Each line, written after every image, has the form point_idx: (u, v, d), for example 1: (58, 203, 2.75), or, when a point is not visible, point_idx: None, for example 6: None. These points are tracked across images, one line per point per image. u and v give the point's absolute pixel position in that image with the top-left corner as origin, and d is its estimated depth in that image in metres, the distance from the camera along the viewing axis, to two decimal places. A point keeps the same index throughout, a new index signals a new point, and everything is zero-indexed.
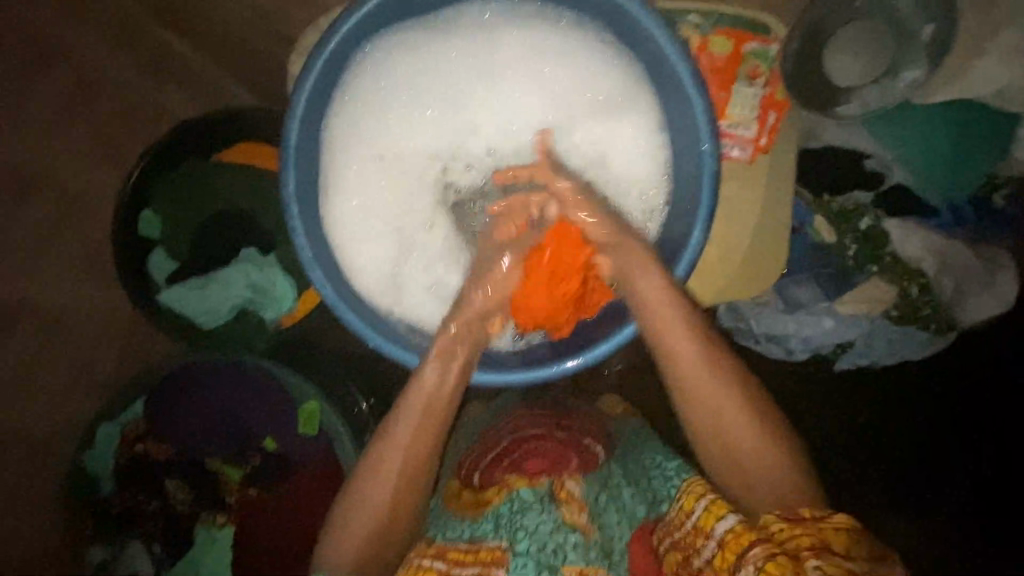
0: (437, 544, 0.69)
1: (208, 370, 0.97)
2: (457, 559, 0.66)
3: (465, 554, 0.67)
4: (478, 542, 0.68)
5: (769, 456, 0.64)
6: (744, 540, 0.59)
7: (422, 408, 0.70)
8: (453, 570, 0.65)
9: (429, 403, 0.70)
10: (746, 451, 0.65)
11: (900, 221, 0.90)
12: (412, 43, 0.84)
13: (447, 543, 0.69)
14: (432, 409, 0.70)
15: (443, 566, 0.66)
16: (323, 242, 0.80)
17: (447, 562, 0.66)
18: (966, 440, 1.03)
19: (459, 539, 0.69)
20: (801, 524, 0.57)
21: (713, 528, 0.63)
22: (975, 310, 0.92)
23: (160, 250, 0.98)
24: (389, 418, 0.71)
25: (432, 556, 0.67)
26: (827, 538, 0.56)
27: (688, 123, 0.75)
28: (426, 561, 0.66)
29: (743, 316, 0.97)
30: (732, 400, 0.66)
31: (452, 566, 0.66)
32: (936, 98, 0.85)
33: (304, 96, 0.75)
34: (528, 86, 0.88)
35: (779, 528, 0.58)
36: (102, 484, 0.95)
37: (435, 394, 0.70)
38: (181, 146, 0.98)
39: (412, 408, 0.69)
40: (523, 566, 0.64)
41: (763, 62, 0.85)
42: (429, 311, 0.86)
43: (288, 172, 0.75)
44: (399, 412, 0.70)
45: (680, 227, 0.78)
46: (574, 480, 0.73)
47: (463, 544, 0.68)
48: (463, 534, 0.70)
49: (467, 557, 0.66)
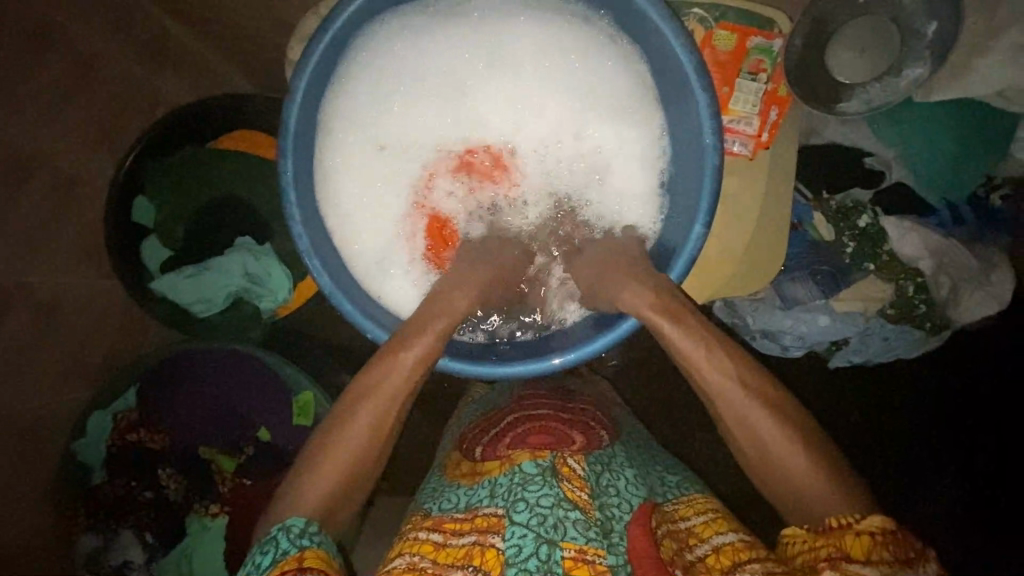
0: (434, 515, 0.71)
1: (201, 360, 0.97)
2: (452, 530, 0.68)
3: (462, 524, 0.68)
4: (474, 510, 0.69)
5: (818, 479, 0.62)
6: (742, 555, 0.62)
7: (404, 373, 0.68)
8: (450, 540, 0.67)
9: (417, 364, 0.69)
10: (792, 474, 0.63)
11: (898, 219, 0.90)
12: (415, 31, 0.83)
13: (443, 514, 0.71)
14: (408, 377, 0.69)
15: (440, 537, 0.68)
16: (319, 230, 0.79)
17: (444, 533, 0.68)
18: (958, 439, 1.04)
19: (456, 510, 0.70)
20: (824, 535, 0.58)
21: (710, 537, 0.67)
22: (972, 309, 0.92)
23: (153, 237, 0.97)
24: (362, 380, 0.69)
25: (428, 529, 0.69)
26: (847, 548, 0.55)
27: (692, 117, 0.75)
28: (422, 535, 0.68)
29: (739, 313, 0.98)
30: (772, 425, 0.65)
31: (449, 536, 0.67)
32: (936, 97, 0.84)
33: (304, 79, 0.73)
34: (530, 76, 0.87)
35: (802, 540, 0.59)
36: (93, 474, 0.93)
37: (423, 358, 0.70)
38: (171, 132, 0.96)
39: (390, 373, 0.68)
40: (520, 537, 0.63)
41: (767, 57, 0.85)
42: (414, 295, 0.86)
43: (286, 159, 0.74)
44: (386, 366, 0.69)
45: (684, 220, 0.78)
46: (577, 458, 0.72)
47: (459, 514, 0.70)
48: (459, 504, 0.71)
49: (464, 527, 0.68)
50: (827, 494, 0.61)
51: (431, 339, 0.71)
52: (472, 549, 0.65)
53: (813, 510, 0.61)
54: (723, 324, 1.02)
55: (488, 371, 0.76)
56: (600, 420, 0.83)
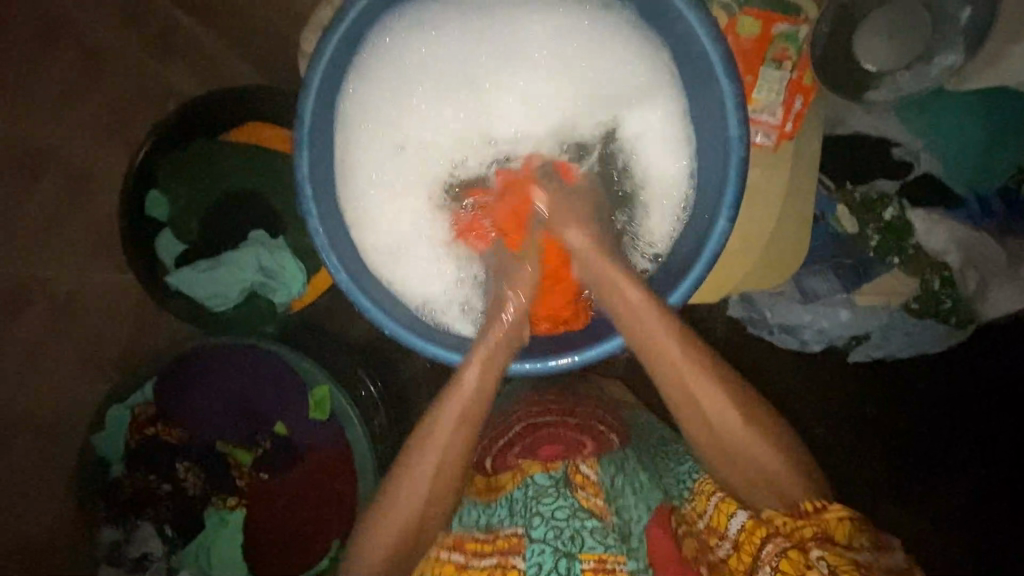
0: (454, 533, 0.70)
1: (216, 354, 0.97)
2: (474, 549, 0.68)
3: (483, 544, 0.68)
4: (495, 530, 0.69)
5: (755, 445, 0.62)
6: (758, 538, 0.59)
7: (461, 404, 0.67)
8: (471, 561, 0.67)
9: (467, 406, 0.67)
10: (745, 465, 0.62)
11: (926, 212, 0.86)
12: (431, 21, 0.82)
13: (463, 533, 0.70)
14: (467, 411, 0.67)
15: (461, 558, 0.67)
16: (334, 225, 0.78)
17: (465, 554, 0.68)
18: (986, 437, 1.01)
19: (474, 528, 0.70)
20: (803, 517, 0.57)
21: (726, 528, 0.63)
22: (1000, 304, 0.88)
23: (167, 231, 0.97)
24: (427, 415, 0.68)
25: (450, 547, 0.68)
26: (830, 530, 0.56)
27: (716, 107, 0.73)
28: (444, 555, 0.68)
29: (756, 306, 0.96)
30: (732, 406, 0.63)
31: (471, 557, 0.67)
32: (967, 86, 0.84)
33: (322, 67, 0.72)
34: (542, 65, 0.85)
35: (784, 521, 0.58)
36: (111, 468, 0.95)
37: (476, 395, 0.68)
38: (180, 128, 0.96)
39: (451, 408, 0.67)
40: (540, 553, 0.66)
41: (792, 45, 0.82)
42: (430, 288, 0.85)
43: (302, 152, 0.72)
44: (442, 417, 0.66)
45: (706, 214, 0.76)
46: (589, 464, 0.75)
47: (479, 534, 0.69)
48: (478, 520, 0.72)
49: (485, 547, 0.68)
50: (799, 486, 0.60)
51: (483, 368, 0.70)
52: (495, 571, 0.66)
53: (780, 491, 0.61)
54: (740, 319, 1.00)
55: (530, 366, 0.75)
56: (609, 421, 0.83)
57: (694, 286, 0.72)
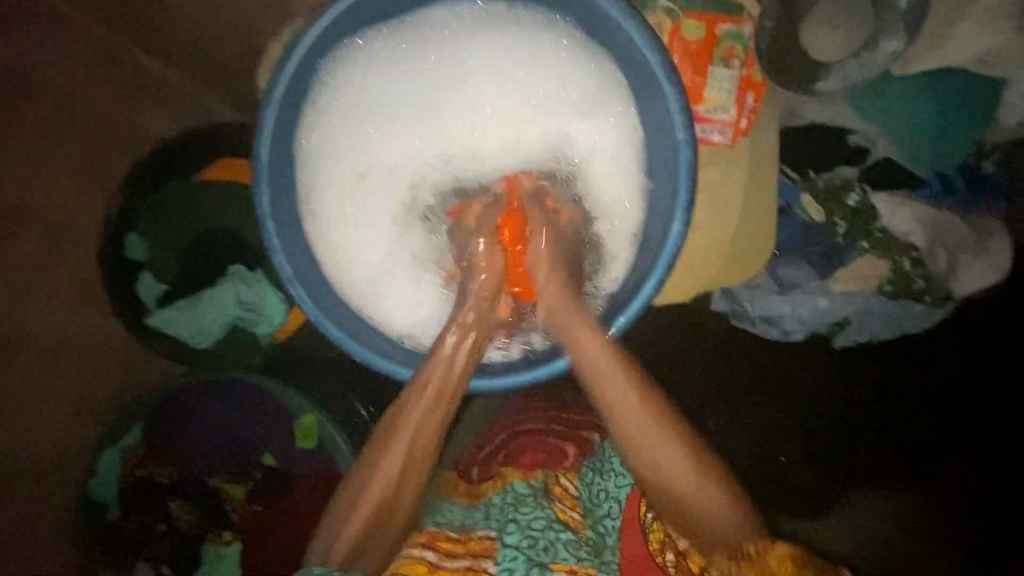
0: (429, 530, 0.68)
1: (204, 393, 0.98)
2: (447, 550, 0.66)
3: (455, 544, 0.67)
4: (469, 531, 0.69)
5: (695, 500, 0.64)
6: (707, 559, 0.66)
7: (430, 400, 0.68)
8: (444, 561, 0.65)
9: (431, 408, 0.68)
10: (681, 492, 0.64)
11: (888, 194, 0.87)
12: (381, 51, 0.83)
13: (439, 530, 0.69)
14: (434, 410, 0.68)
15: (434, 556, 0.65)
16: (300, 256, 0.79)
17: (439, 552, 0.65)
18: (976, 414, 1.00)
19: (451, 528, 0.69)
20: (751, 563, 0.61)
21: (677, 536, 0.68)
22: (969, 280, 0.89)
23: (146, 274, 0.97)
24: (391, 410, 0.69)
25: (423, 545, 0.66)
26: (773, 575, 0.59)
27: (662, 110, 0.74)
28: (417, 551, 0.65)
29: (737, 298, 0.95)
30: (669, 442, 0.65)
31: (443, 557, 0.65)
32: (915, 68, 0.84)
33: (275, 105, 0.73)
34: (493, 85, 0.86)
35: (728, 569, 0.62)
36: (107, 511, 0.95)
37: (443, 395, 0.69)
38: (153, 172, 0.97)
39: (422, 394, 0.68)
40: (512, 560, 0.65)
41: (737, 43, 0.84)
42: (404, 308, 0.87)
43: (260, 189, 0.73)
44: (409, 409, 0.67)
45: (661, 220, 0.77)
46: (569, 476, 0.76)
47: (455, 534, 0.68)
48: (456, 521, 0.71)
49: (458, 548, 0.66)
50: (737, 526, 0.63)
51: (440, 385, 0.69)
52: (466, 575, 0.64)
53: (713, 528, 0.64)
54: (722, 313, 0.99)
55: (527, 377, 0.74)
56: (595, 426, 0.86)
57: (659, 284, 0.73)
